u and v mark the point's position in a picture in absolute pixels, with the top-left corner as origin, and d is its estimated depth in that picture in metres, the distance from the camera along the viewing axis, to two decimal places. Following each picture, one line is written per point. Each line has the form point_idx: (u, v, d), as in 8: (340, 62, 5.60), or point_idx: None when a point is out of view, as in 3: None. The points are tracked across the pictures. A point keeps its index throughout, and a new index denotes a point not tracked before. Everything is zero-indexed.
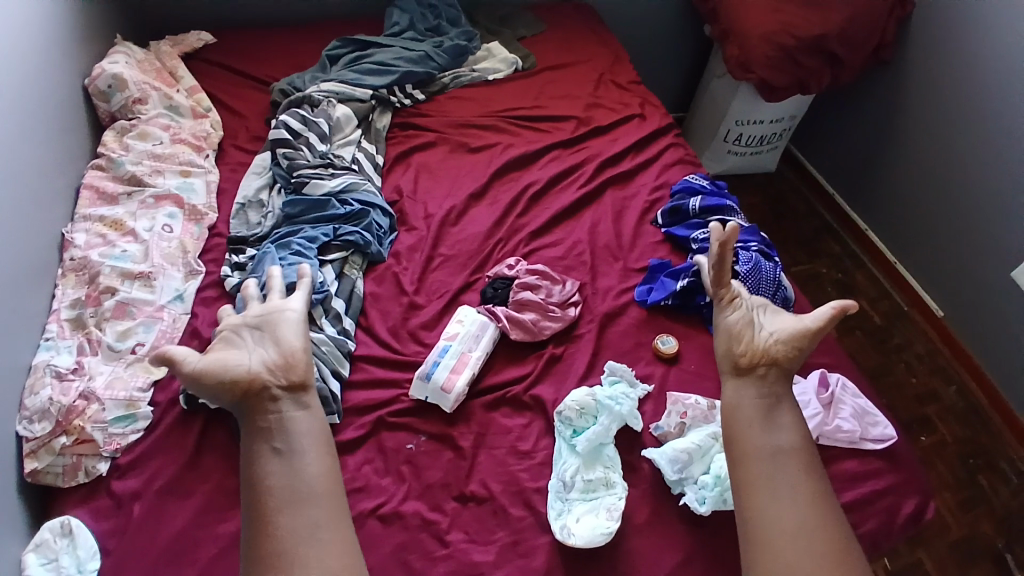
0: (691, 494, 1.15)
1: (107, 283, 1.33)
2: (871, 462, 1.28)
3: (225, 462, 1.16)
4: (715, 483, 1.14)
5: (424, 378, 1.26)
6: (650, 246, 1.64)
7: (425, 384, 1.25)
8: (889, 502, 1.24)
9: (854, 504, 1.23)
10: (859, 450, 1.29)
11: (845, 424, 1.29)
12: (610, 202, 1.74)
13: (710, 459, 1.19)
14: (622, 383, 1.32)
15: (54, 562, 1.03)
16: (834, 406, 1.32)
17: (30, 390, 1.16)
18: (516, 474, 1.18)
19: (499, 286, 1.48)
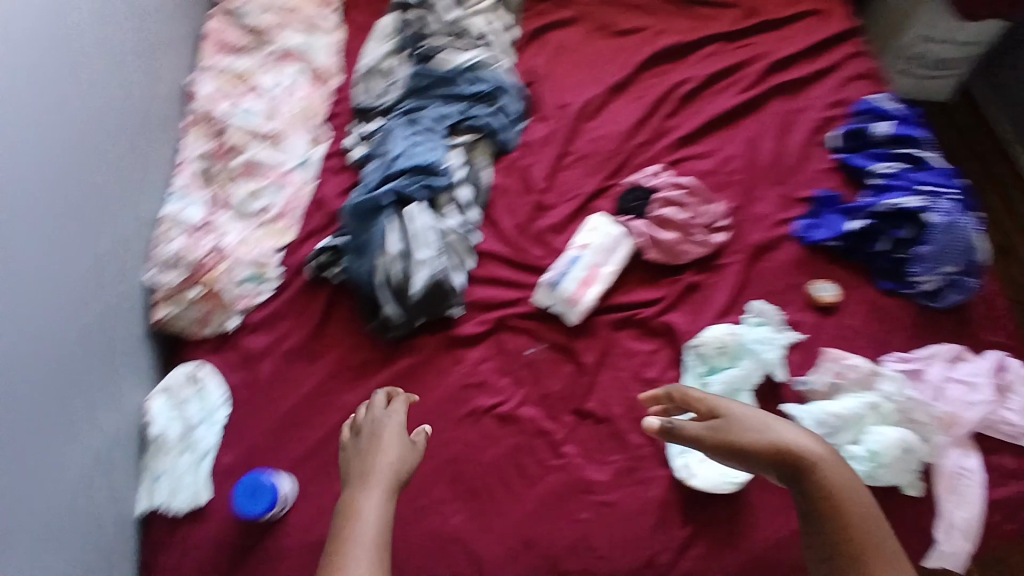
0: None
1: (235, 141, 1.30)
2: None
3: (347, 336, 1.15)
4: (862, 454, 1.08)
5: (549, 284, 1.20)
6: (815, 174, 1.42)
7: (550, 291, 1.19)
8: None
9: (1004, 500, 1.10)
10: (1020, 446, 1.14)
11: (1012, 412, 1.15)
12: (774, 115, 1.50)
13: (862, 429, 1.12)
14: (765, 328, 1.22)
15: (183, 406, 1.07)
16: (1005, 394, 1.18)
17: (162, 239, 1.17)
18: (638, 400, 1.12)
19: (639, 196, 1.34)
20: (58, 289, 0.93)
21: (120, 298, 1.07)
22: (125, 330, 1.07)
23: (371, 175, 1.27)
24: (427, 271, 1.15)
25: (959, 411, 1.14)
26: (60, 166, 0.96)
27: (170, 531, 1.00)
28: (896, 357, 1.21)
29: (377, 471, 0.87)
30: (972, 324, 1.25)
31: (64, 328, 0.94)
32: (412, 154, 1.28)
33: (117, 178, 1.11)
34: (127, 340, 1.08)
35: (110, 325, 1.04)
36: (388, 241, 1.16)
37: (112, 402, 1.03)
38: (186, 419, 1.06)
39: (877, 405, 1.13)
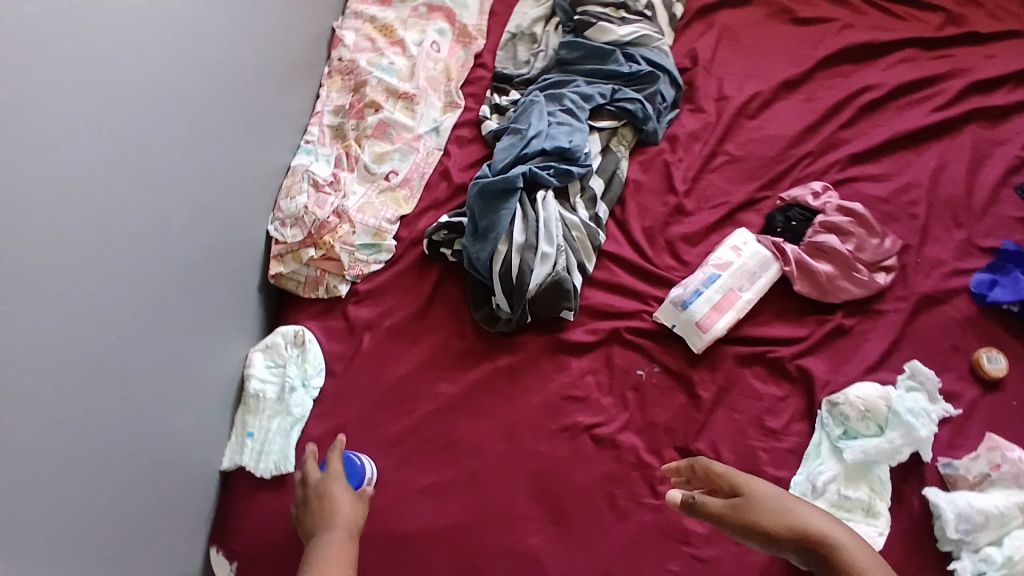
0: (967, 564, 0.89)
1: (373, 98, 1.26)
2: None
3: (452, 322, 1.12)
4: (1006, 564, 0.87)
5: (676, 303, 1.08)
6: (1015, 220, 1.17)
7: (675, 312, 1.08)
8: None
9: None
10: None
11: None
12: (975, 140, 1.25)
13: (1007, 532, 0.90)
14: (924, 394, 1.02)
15: (281, 368, 1.10)
16: None
17: (287, 193, 1.16)
18: (756, 453, 1.02)
19: (794, 217, 1.17)
20: (190, 233, 0.95)
21: (244, 246, 1.09)
22: (243, 280, 1.09)
23: (502, 153, 1.20)
24: (547, 268, 1.08)
25: None
26: (204, 108, 0.97)
27: (258, 487, 1.02)
28: None
29: (334, 528, 0.86)
30: None
31: (193, 273, 0.96)
32: (550, 134, 1.19)
33: (257, 127, 1.12)
34: (244, 290, 1.10)
35: (229, 273, 1.05)
36: (513, 230, 1.09)
37: (221, 351, 1.05)
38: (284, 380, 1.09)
39: None
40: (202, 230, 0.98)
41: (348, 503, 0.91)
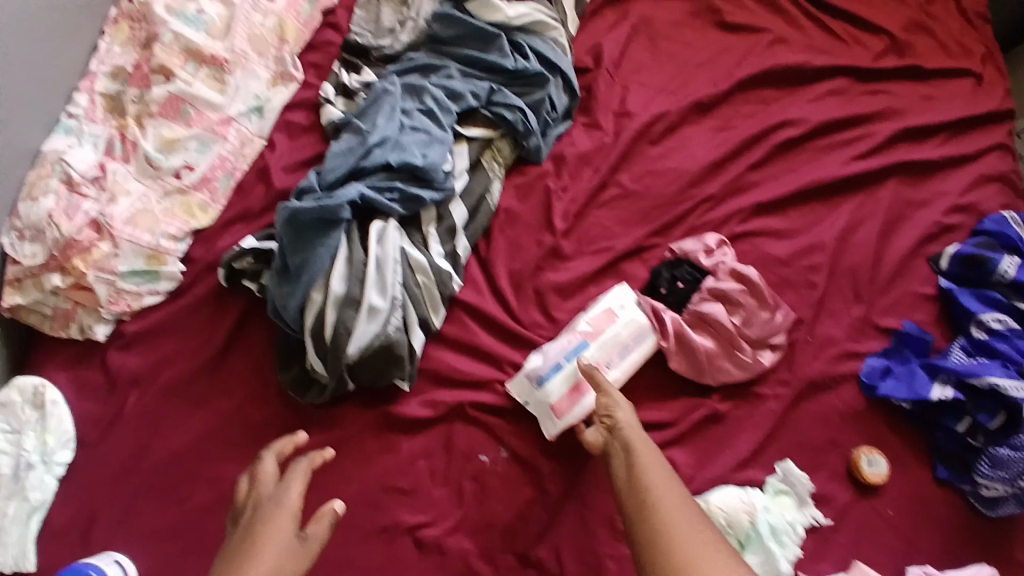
0: None
1: (162, 61, 0.92)
2: None
3: (253, 378, 0.88)
4: None
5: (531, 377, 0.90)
6: (918, 297, 1.06)
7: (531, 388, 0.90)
8: None
9: None
10: None
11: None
12: (891, 198, 1.11)
13: None
14: (790, 501, 0.92)
15: (17, 435, 0.85)
16: None
17: (29, 193, 0.85)
18: (603, 561, 0.86)
19: (683, 277, 0.99)
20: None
21: None
22: None
23: (335, 159, 0.92)
24: (375, 327, 0.84)
25: None
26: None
27: None
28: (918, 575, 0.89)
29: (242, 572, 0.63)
30: None
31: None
32: (400, 144, 0.91)
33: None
34: None
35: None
36: (331, 274, 0.83)
37: None
38: (21, 452, 0.84)
39: None
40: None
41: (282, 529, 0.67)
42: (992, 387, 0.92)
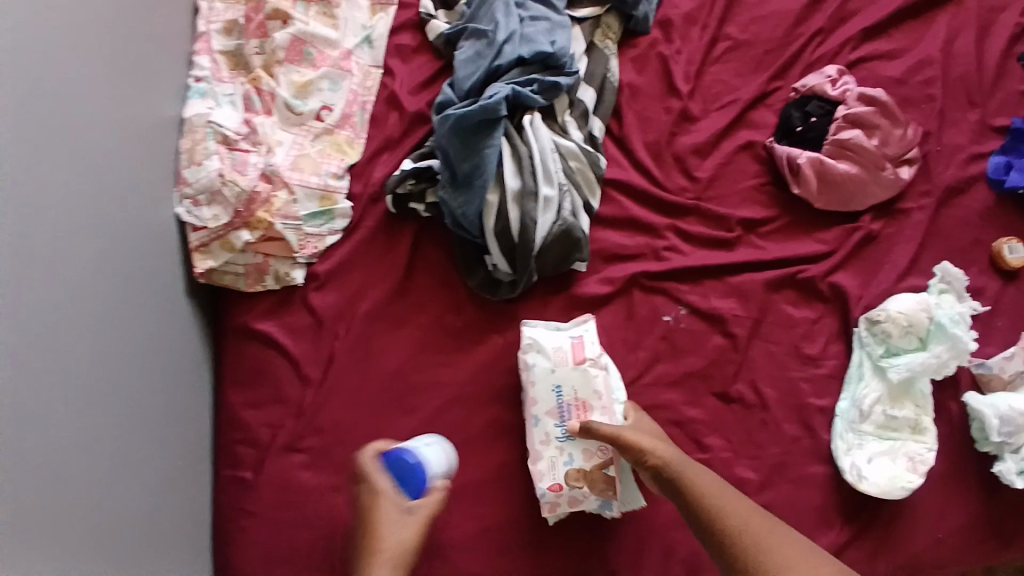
0: (1010, 465, 0.88)
1: (275, 5, 0.94)
2: None
3: (441, 291, 0.93)
4: None
5: (559, 462, 0.83)
6: (1019, 94, 1.07)
7: (563, 445, 0.83)
8: None
9: None
10: None
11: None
12: (982, 3, 1.11)
13: None
14: (956, 300, 0.95)
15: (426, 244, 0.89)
16: None
17: (189, 159, 0.88)
18: (798, 385, 0.91)
19: (814, 112, 1.01)
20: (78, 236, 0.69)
21: (146, 254, 0.81)
22: (159, 292, 0.83)
23: (466, 67, 0.93)
24: (552, 215, 0.88)
25: None
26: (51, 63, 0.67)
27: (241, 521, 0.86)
28: None
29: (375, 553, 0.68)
30: None
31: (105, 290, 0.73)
32: (527, 36, 0.93)
33: (124, 66, 0.80)
34: (164, 304, 0.84)
35: (149, 274, 0.81)
36: (503, 172, 0.88)
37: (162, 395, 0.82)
38: (574, 395, 0.85)
39: None
40: (112, 220, 0.75)
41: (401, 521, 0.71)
42: None
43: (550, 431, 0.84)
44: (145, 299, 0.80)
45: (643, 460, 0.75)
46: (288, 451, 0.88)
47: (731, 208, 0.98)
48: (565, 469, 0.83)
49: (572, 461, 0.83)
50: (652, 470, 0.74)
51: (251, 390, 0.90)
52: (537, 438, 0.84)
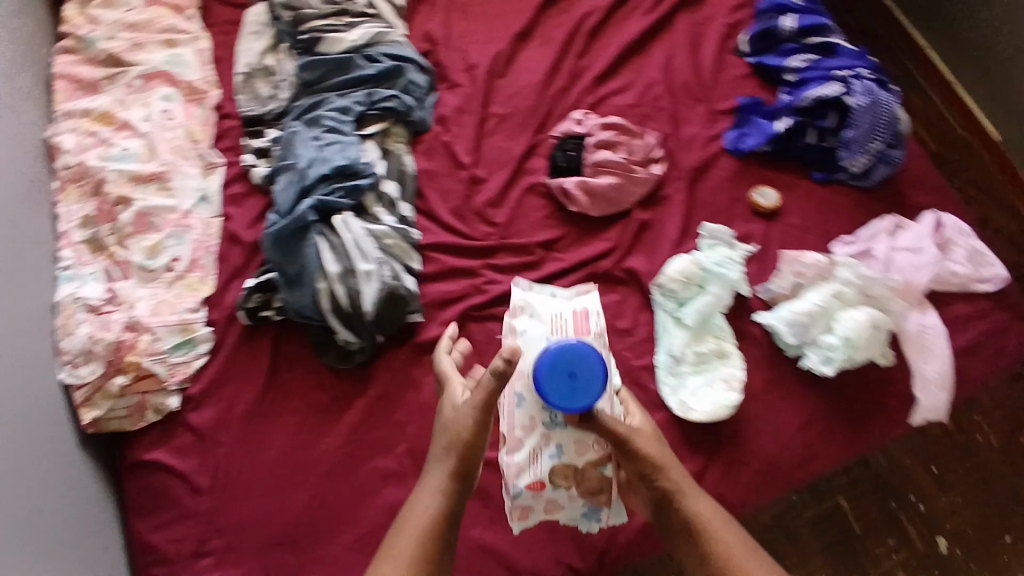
0: (813, 357, 1.05)
1: (118, 193, 1.16)
2: (979, 305, 1.18)
3: (307, 375, 1.07)
4: (843, 344, 1.05)
5: (543, 453, 0.86)
6: (731, 85, 1.36)
7: (547, 437, 0.85)
8: (999, 342, 1.17)
9: (967, 347, 1.16)
10: (970, 294, 1.19)
11: (952, 270, 1.18)
12: (682, 30, 1.41)
13: (833, 319, 1.07)
14: (727, 250, 1.17)
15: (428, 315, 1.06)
16: (946, 249, 1.21)
17: (64, 331, 1.04)
18: (621, 355, 1.08)
19: (570, 148, 1.26)
20: None
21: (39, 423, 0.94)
22: (56, 455, 0.95)
23: (283, 194, 1.16)
24: (376, 283, 1.05)
25: (912, 277, 1.15)
26: None
27: None
28: (844, 242, 1.20)
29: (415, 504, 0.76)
30: (900, 192, 1.26)
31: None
32: (325, 158, 1.16)
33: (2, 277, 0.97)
34: (64, 462, 0.96)
35: (43, 440, 0.94)
36: (325, 263, 1.06)
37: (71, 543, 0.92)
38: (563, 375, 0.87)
39: (844, 293, 1.08)
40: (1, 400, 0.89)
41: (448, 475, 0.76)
42: (811, 101, 1.24)
43: (537, 418, 0.86)
44: (42, 463, 0.92)
45: (652, 482, 0.80)
46: (196, 557, 0.97)
47: (529, 237, 1.19)
48: (548, 468, 0.86)
49: (557, 454, 0.86)
50: (661, 493, 0.80)
51: (154, 516, 1.00)
52: (522, 421, 0.87)
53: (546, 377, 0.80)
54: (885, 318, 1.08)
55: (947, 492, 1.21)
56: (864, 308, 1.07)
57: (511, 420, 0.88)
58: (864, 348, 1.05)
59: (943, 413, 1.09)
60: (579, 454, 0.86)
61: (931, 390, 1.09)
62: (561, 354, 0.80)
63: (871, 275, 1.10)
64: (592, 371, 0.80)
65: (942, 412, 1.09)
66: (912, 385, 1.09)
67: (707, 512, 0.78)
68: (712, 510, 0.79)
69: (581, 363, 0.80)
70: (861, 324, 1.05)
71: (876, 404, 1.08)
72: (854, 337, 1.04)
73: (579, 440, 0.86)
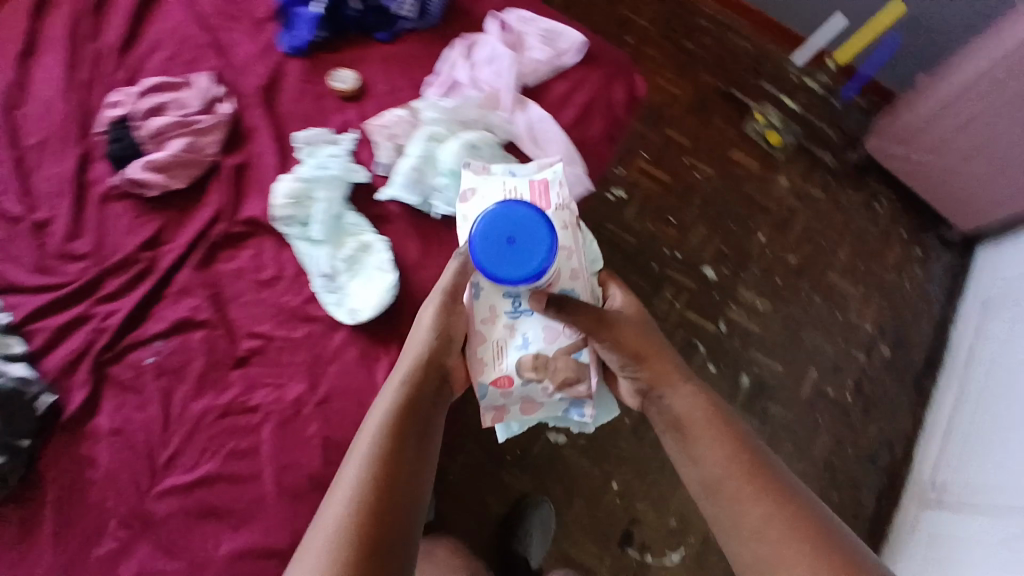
0: (436, 202, 1.09)
1: None
2: (573, 76, 1.24)
3: None
4: (453, 177, 1.10)
5: (511, 348, 0.95)
6: None
7: (512, 325, 0.95)
8: (603, 96, 1.24)
9: (579, 118, 1.22)
10: (562, 69, 1.24)
11: (537, 58, 1.22)
12: None
13: (438, 161, 1.12)
14: (328, 146, 1.14)
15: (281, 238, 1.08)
16: (522, 42, 1.24)
17: None
18: (280, 302, 1.05)
19: (121, 133, 1.10)
20: None
21: None
22: None
23: None
24: None
25: (497, 86, 1.19)
26: None
27: None
28: (431, 85, 1.20)
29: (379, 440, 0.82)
30: (463, 13, 1.28)
31: None
32: None
33: None
34: None
35: None
36: None
37: None
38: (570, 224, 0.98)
39: (438, 133, 1.14)
40: None
41: (635, 328, 0.94)
42: None
43: (497, 307, 0.95)
44: None
45: (636, 372, 0.92)
46: None
47: (128, 246, 1.07)
48: (516, 361, 0.95)
49: (524, 344, 0.95)
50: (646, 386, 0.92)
51: None
52: (484, 312, 0.95)
53: (483, 242, 0.85)
54: (490, 137, 1.15)
55: (688, 233, 1.87)
56: (458, 136, 1.13)
57: (470, 317, 0.96)
58: None
59: (586, 183, 1.16)
60: (546, 341, 0.95)
61: (561, 172, 1.15)
62: (500, 217, 0.86)
63: (452, 105, 1.16)
64: (530, 236, 0.86)
65: (584, 183, 1.16)
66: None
67: (692, 404, 0.89)
68: (693, 399, 0.89)
69: (520, 229, 0.85)
70: (458, 152, 1.10)
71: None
72: (457, 167, 1.10)
73: (551, 325, 0.95)
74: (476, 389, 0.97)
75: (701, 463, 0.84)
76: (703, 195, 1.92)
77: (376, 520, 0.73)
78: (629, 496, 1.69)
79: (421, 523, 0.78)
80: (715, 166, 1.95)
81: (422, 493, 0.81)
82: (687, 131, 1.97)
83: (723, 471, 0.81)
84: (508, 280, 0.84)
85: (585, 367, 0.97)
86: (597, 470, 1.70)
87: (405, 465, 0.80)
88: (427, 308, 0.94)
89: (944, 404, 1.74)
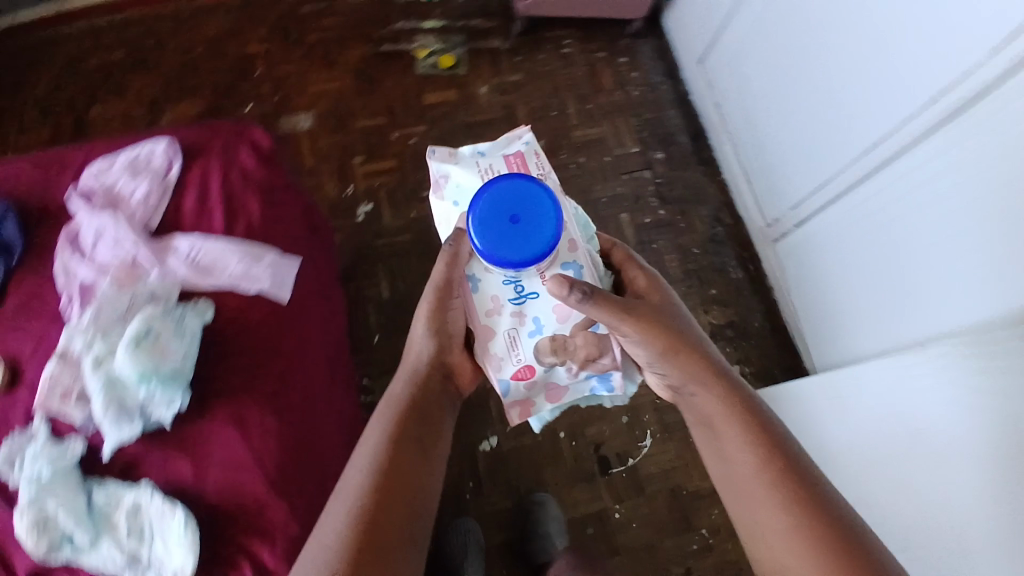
0: (155, 412, 0.95)
1: None
2: (193, 180, 1.11)
3: None
4: (144, 380, 0.94)
5: (525, 340, 0.82)
6: None
7: (520, 313, 0.82)
8: (233, 172, 1.12)
9: (230, 210, 1.09)
10: (177, 184, 1.12)
11: (142, 197, 1.09)
12: None
13: (122, 377, 0.96)
14: (24, 453, 0.95)
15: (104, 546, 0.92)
16: (117, 193, 1.10)
17: None
18: None
19: None
20: None
21: None
22: None
23: None
24: None
25: (127, 252, 1.06)
26: None
27: None
28: (68, 302, 1.04)
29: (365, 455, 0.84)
30: (50, 215, 1.11)
31: None
32: None
33: None
34: None
35: None
36: None
37: None
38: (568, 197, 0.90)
39: (102, 353, 0.98)
40: None
41: (659, 323, 0.84)
42: None
43: (500, 298, 0.83)
44: None
45: (665, 371, 0.86)
46: None
47: None
48: (532, 348, 0.82)
49: (538, 331, 0.83)
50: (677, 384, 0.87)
51: None
52: (487, 305, 0.84)
53: (479, 222, 0.77)
54: (158, 307, 1.00)
55: None
56: (122, 338, 0.98)
57: (473, 313, 0.84)
58: (157, 357, 0.95)
59: (286, 260, 1.09)
60: (559, 322, 0.82)
61: (250, 275, 1.05)
62: (499, 198, 0.78)
63: (95, 315, 1.00)
64: (534, 215, 0.78)
65: (285, 261, 1.09)
66: (242, 288, 1.04)
67: (743, 410, 0.82)
68: (745, 408, 0.82)
69: (523, 207, 0.77)
70: (128, 356, 0.95)
71: (247, 329, 1.03)
72: (138, 368, 0.94)
73: (560, 302, 0.81)
74: (496, 385, 0.84)
75: (733, 459, 0.80)
76: (432, 149, 1.87)
77: (376, 501, 0.79)
78: (578, 432, 1.65)
79: (427, 510, 0.83)
80: (425, 119, 1.90)
81: (433, 486, 0.84)
82: (375, 109, 1.89)
83: (755, 466, 0.77)
84: (517, 259, 0.76)
85: (606, 341, 0.84)
86: (539, 437, 1.63)
87: (410, 464, 0.83)
88: (424, 303, 0.90)
89: (727, 156, 1.93)
